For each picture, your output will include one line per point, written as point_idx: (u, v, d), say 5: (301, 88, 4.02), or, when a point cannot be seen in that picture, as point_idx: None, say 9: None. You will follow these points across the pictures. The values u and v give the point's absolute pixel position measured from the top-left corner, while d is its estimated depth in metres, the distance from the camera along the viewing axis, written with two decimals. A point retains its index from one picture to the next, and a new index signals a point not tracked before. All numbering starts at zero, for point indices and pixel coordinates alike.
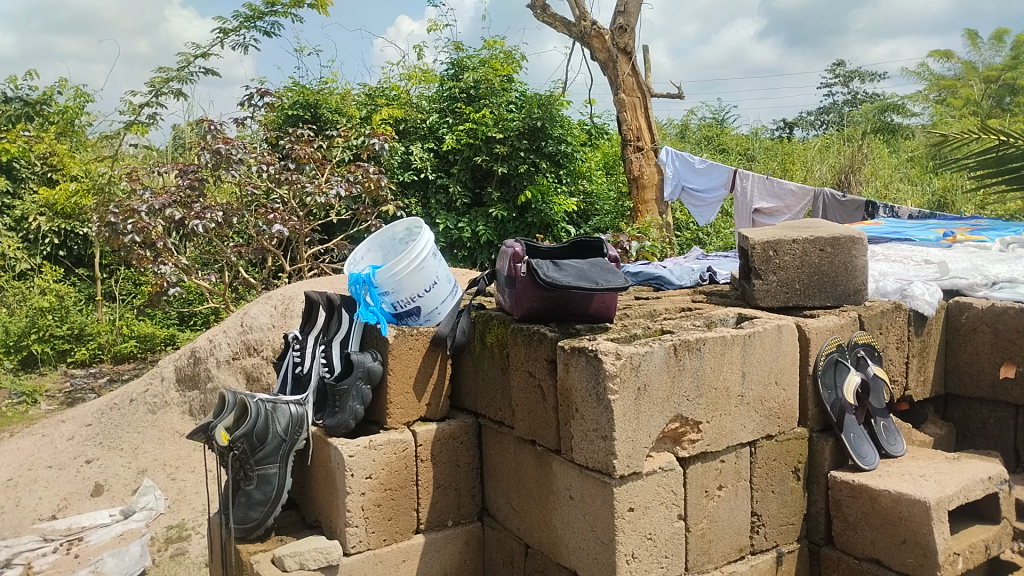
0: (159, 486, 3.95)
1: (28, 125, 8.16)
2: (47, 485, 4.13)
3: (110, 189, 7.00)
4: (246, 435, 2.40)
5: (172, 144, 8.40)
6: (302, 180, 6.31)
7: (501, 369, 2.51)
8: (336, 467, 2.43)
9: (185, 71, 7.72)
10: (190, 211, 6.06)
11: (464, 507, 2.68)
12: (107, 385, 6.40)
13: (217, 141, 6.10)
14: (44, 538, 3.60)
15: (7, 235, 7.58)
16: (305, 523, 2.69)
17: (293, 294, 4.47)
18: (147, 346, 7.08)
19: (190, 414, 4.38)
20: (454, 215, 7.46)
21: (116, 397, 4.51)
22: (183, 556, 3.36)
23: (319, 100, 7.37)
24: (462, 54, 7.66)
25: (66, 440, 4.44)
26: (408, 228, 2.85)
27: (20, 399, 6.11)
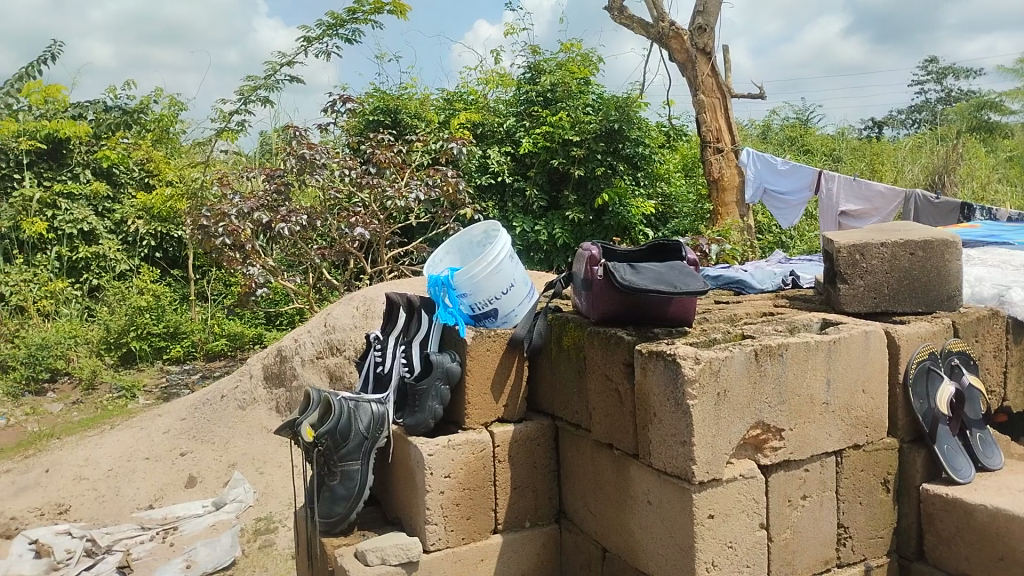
0: (248, 479, 4.10)
1: (127, 133, 8.58)
2: (144, 476, 4.34)
3: (202, 194, 7.32)
4: (330, 431, 2.50)
5: (260, 150, 8.71)
6: (383, 185, 6.45)
7: (577, 372, 2.51)
8: (416, 465, 2.47)
9: (273, 79, 8.01)
10: (276, 215, 6.30)
11: (541, 509, 2.70)
12: (200, 382, 6.68)
13: (303, 146, 6.30)
14: (142, 526, 3.79)
15: (108, 238, 8.01)
16: (386, 520, 2.74)
17: (375, 296, 4.59)
18: (236, 345, 7.37)
19: (277, 411, 4.53)
20: (531, 218, 7.50)
21: (210, 394, 4.74)
22: (271, 548, 3.48)
23: (399, 106, 7.52)
24: (539, 57, 7.69)
25: (162, 434, 4.68)
26: (486, 231, 2.88)
27: (121, 393, 6.45)
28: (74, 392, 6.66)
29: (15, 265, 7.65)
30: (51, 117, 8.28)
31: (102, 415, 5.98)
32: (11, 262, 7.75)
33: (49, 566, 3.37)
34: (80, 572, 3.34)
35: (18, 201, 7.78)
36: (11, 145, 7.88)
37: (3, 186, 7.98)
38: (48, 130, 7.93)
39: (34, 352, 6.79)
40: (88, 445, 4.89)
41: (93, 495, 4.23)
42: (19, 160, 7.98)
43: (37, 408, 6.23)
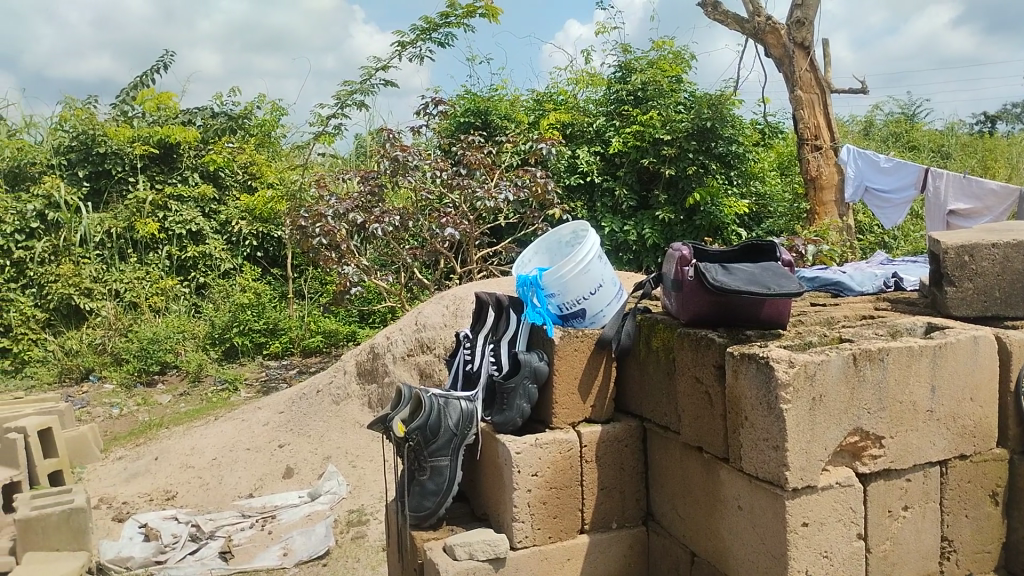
0: (341, 472, 4.23)
1: (232, 137, 8.98)
2: (245, 466, 4.54)
3: (301, 195, 7.62)
4: (420, 428, 2.54)
5: (356, 152, 8.97)
6: (473, 186, 6.53)
7: (667, 374, 2.48)
8: (504, 463, 2.50)
9: (368, 84, 8.23)
10: (371, 215, 6.49)
11: (629, 511, 2.68)
12: (297, 377, 6.94)
13: (396, 148, 6.44)
14: (243, 514, 3.96)
15: (213, 238, 8.40)
16: (475, 516, 2.78)
17: (464, 295, 4.67)
18: (331, 341, 7.62)
19: (369, 406, 4.67)
20: (621, 218, 7.45)
21: (306, 389, 4.96)
22: (363, 539, 3.57)
23: (489, 107, 7.61)
24: (630, 56, 7.63)
25: (262, 426, 4.88)
26: (574, 231, 2.87)
27: (224, 386, 6.76)
28: (181, 384, 7.02)
29: (129, 263, 8.11)
30: (163, 123, 8.74)
31: (207, 406, 6.29)
32: (126, 260, 8.22)
33: (157, 549, 3.56)
34: (185, 556, 3.52)
35: (132, 202, 8.24)
36: (127, 151, 8.35)
37: (118, 189, 8.47)
38: (160, 136, 8.38)
39: (145, 346, 7.18)
40: (193, 435, 5.14)
41: (198, 483, 4.45)
42: (133, 164, 8.45)
43: (148, 398, 6.60)
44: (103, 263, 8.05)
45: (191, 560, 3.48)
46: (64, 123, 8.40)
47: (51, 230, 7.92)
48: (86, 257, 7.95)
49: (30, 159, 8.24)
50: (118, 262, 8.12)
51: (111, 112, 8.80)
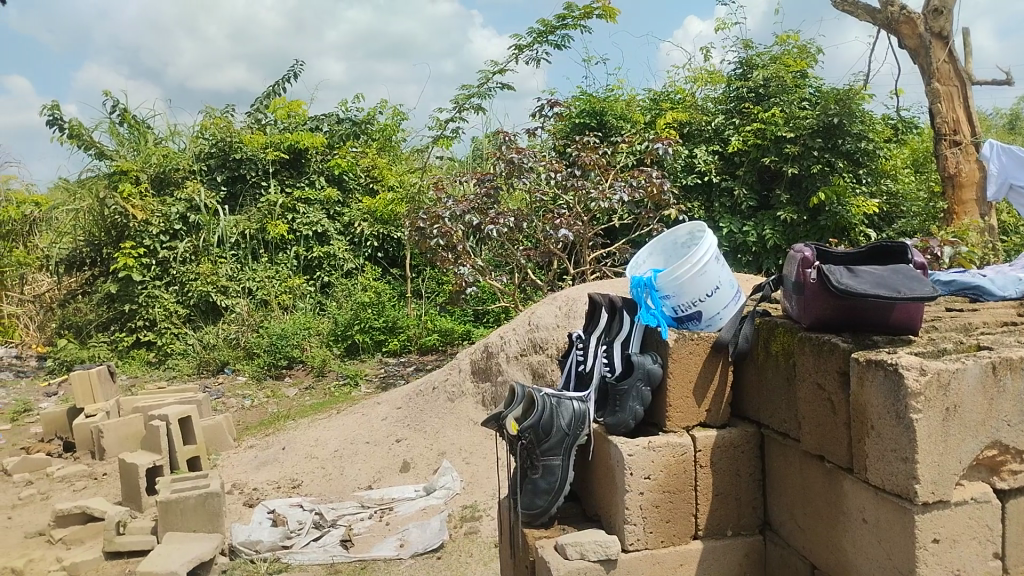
0: (456, 468, 4.32)
1: (355, 142, 9.34)
2: (365, 458, 4.70)
3: (420, 198, 7.89)
4: (533, 426, 2.55)
5: (473, 155, 9.15)
6: (587, 187, 6.51)
7: (787, 379, 2.40)
8: (616, 464, 2.49)
9: (485, 87, 8.39)
10: (486, 216, 6.59)
11: (745, 519, 2.61)
12: (414, 373, 7.15)
13: (511, 151, 6.53)
14: (362, 505, 4.11)
15: (337, 239, 8.77)
16: (586, 516, 2.78)
17: (577, 296, 4.70)
18: (447, 340, 7.80)
19: (483, 404, 4.76)
20: (740, 219, 7.26)
21: (422, 385, 5.13)
22: (476, 535, 3.63)
23: (605, 108, 7.58)
24: (751, 52, 7.40)
25: (381, 421, 5.06)
26: (691, 232, 2.82)
27: (346, 380, 7.05)
28: (307, 377, 7.37)
29: (261, 263, 8.56)
30: (292, 130, 9.20)
31: (330, 400, 6.56)
32: (258, 260, 8.67)
33: (284, 534, 3.75)
34: (308, 542, 3.69)
35: (264, 205, 8.72)
36: (260, 156, 8.81)
37: (252, 193, 8.95)
38: (290, 142, 8.79)
39: (275, 342, 7.58)
40: (317, 427, 5.38)
41: (321, 473, 4.65)
42: (265, 169, 8.91)
43: (276, 391, 6.95)
44: (237, 262, 8.54)
45: (314, 547, 3.65)
46: (204, 131, 8.94)
47: (191, 232, 8.47)
48: (222, 257, 8.46)
49: (174, 165, 8.68)
50: (250, 262, 8.59)
51: (245, 120, 9.31)
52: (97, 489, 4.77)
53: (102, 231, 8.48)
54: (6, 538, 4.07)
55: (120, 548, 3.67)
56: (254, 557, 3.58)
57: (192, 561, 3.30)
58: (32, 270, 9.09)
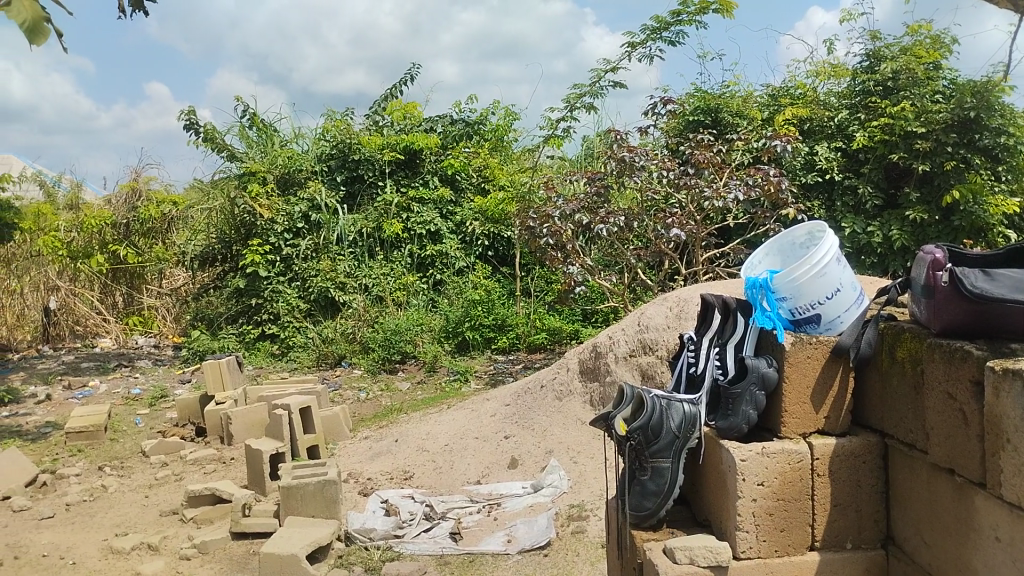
0: (563, 467, 4.32)
1: (468, 143, 9.54)
2: (475, 453, 4.78)
3: (530, 197, 8.07)
4: (643, 428, 2.51)
5: (584, 154, 9.15)
6: (700, 185, 6.37)
7: (913, 387, 2.28)
8: (728, 469, 2.44)
9: (597, 86, 8.38)
10: (596, 216, 6.56)
11: (866, 532, 2.50)
12: (522, 371, 7.24)
13: (623, 149, 6.49)
14: (471, 499, 4.18)
15: (450, 237, 8.99)
16: (695, 521, 2.73)
17: (689, 297, 4.63)
18: (555, 339, 7.87)
19: (591, 404, 4.77)
20: (864, 218, 6.95)
21: (531, 383, 5.19)
22: (583, 534, 3.62)
23: (720, 105, 7.42)
24: (879, 43, 7.05)
25: (490, 416, 5.15)
26: (811, 232, 2.70)
27: (456, 376, 7.21)
28: (419, 372, 7.57)
29: (377, 260, 8.86)
30: (408, 131, 9.46)
31: (441, 395, 6.72)
32: (374, 257, 8.97)
33: (396, 524, 3.87)
34: (419, 532, 3.80)
35: (381, 205, 9.03)
36: (377, 157, 9.11)
37: (369, 193, 9.26)
38: (405, 143, 9.06)
39: (389, 337, 7.82)
40: (428, 421, 5.52)
41: (432, 466, 4.77)
42: (382, 169, 9.20)
43: (390, 385, 7.17)
44: (354, 260, 8.86)
45: (424, 537, 3.75)
46: (325, 133, 9.31)
47: (313, 230, 8.85)
48: (340, 255, 8.80)
49: (298, 166, 9.08)
50: (367, 259, 8.86)
51: (364, 122, 9.66)
52: (225, 472, 5.06)
53: (233, 229, 9.02)
54: (145, 515, 4.38)
55: (246, 529, 3.90)
56: (368, 544, 3.71)
57: (312, 545, 3.46)
58: (169, 265, 9.74)
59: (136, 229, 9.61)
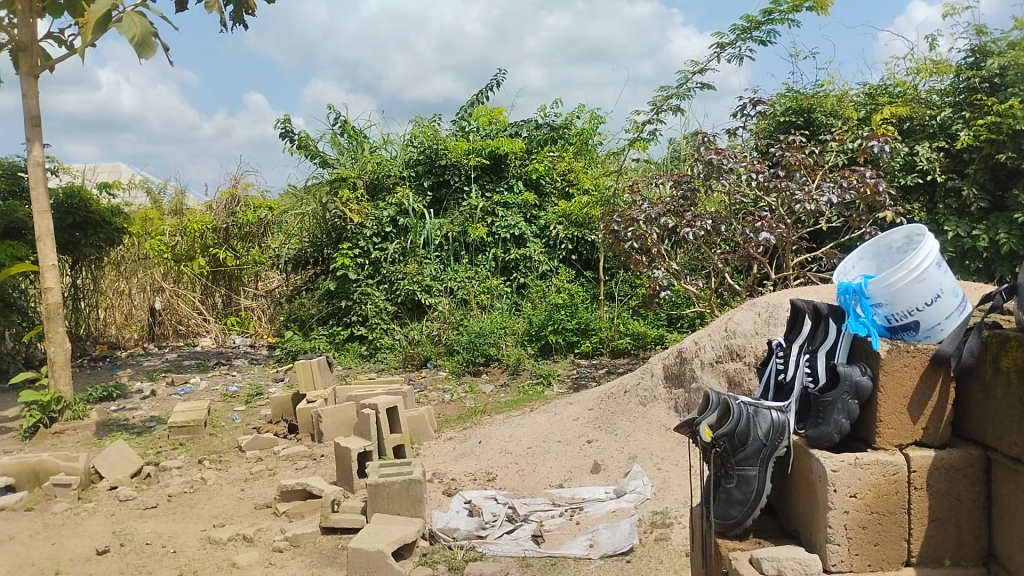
0: (647, 473, 4.28)
1: (553, 147, 9.77)
2: (557, 457, 4.78)
3: (614, 200, 8.07)
4: (728, 435, 2.48)
5: (671, 156, 9.04)
6: (791, 188, 6.21)
7: (1019, 399, 2.17)
8: (818, 479, 2.37)
9: (684, 88, 8.28)
10: (682, 219, 6.46)
11: (966, 549, 2.38)
12: (605, 376, 7.21)
13: (710, 152, 6.38)
14: (554, 502, 4.19)
15: (534, 241, 9.05)
16: (784, 532, 2.66)
17: (778, 302, 4.52)
18: (639, 344, 7.84)
19: (675, 411, 4.71)
20: (968, 222, 6.61)
21: (614, 388, 5.17)
22: (666, 541, 3.58)
23: (813, 105, 7.21)
24: (985, 38, 6.71)
25: (573, 420, 5.15)
26: (908, 236, 2.59)
27: (539, 380, 7.23)
28: (502, 375, 7.62)
29: (463, 264, 8.98)
30: (493, 136, 9.57)
31: (525, 398, 6.75)
32: (460, 261, 9.10)
33: (479, 524, 3.91)
34: (502, 534, 3.83)
35: (466, 209, 9.16)
36: (463, 162, 9.25)
37: (455, 198, 9.41)
38: (491, 148, 9.17)
39: (473, 339, 7.89)
40: (512, 424, 5.56)
41: (515, 468, 4.79)
42: (468, 174, 9.34)
43: (474, 387, 7.24)
44: (440, 263, 8.99)
45: (507, 539, 3.78)
46: (413, 139, 9.50)
47: (400, 234, 9.03)
48: (427, 258, 8.95)
49: (386, 172, 9.29)
50: (453, 263, 9.01)
51: (451, 128, 9.82)
52: (315, 468, 5.23)
53: (324, 233, 9.31)
54: (240, 507, 4.57)
55: (335, 524, 4.01)
56: (452, 543, 3.76)
57: (397, 542, 3.53)
58: (265, 268, 10.13)
59: (235, 233, 10.04)
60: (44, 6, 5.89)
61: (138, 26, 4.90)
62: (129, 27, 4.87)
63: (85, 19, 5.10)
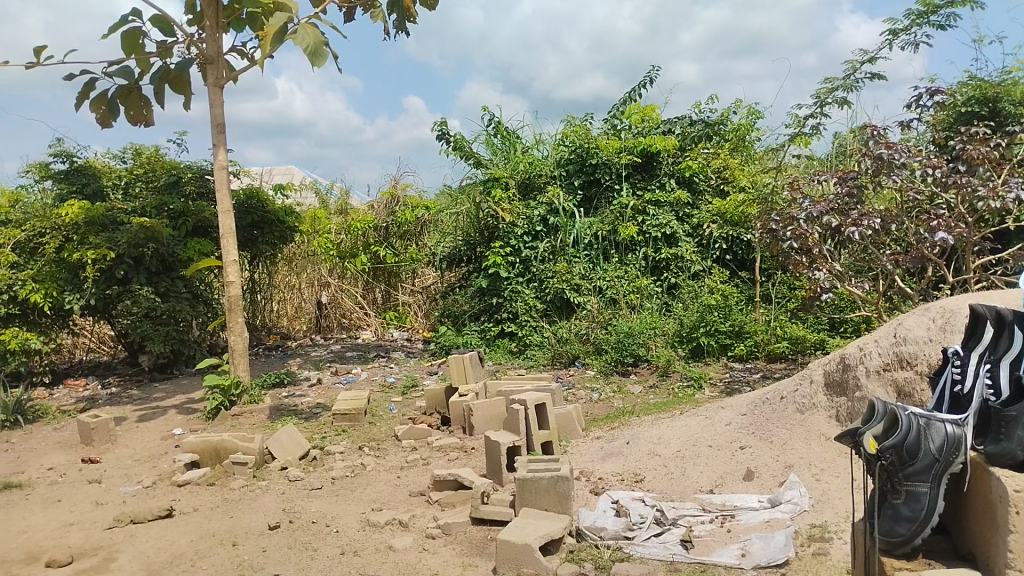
0: (804, 483, 4.08)
1: (708, 144, 9.55)
2: (708, 461, 4.66)
3: (773, 198, 7.78)
4: (896, 447, 2.33)
5: (835, 152, 8.61)
6: (973, 184, 5.77)
7: None
8: (998, 499, 2.19)
9: (852, 79, 7.84)
10: (847, 218, 6.10)
11: None
12: (761, 381, 6.97)
13: (880, 146, 5.98)
14: (703, 508, 4.10)
15: (687, 240, 8.94)
16: (957, 554, 2.47)
17: (956, 307, 4.21)
18: (798, 348, 7.60)
19: (837, 420, 4.47)
20: None
21: (770, 393, 4.98)
22: (825, 556, 3.39)
23: (1000, 93, 6.62)
24: None
25: (725, 425, 5.00)
26: None
27: (690, 382, 7.07)
28: (652, 375, 7.52)
29: (612, 262, 8.93)
30: (646, 134, 9.51)
31: (674, 400, 6.63)
32: (609, 260, 9.05)
33: (626, 525, 3.89)
34: (650, 536, 3.79)
35: (617, 208, 9.12)
36: (615, 161, 9.22)
37: (606, 196, 9.39)
38: (643, 146, 9.13)
39: (622, 339, 7.79)
40: (660, 426, 5.48)
41: (664, 471, 4.71)
42: (619, 173, 9.30)
43: (622, 387, 7.19)
44: (590, 262, 8.96)
45: (654, 542, 3.74)
46: (565, 138, 9.54)
47: (551, 233, 9.11)
48: (577, 257, 8.94)
49: (538, 172, 9.41)
50: (602, 262, 8.96)
51: (603, 126, 9.81)
52: (467, 460, 5.39)
53: (477, 232, 9.57)
54: (397, 493, 4.79)
55: (484, 515, 4.12)
56: (598, 543, 3.77)
57: (545, 537, 3.58)
58: (421, 265, 10.55)
59: (394, 232, 10.53)
60: (229, 21, 6.40)
61: (311, 37, 5.23)
62: (303, 38, 5.21)
63: (265, 33, 5.49)
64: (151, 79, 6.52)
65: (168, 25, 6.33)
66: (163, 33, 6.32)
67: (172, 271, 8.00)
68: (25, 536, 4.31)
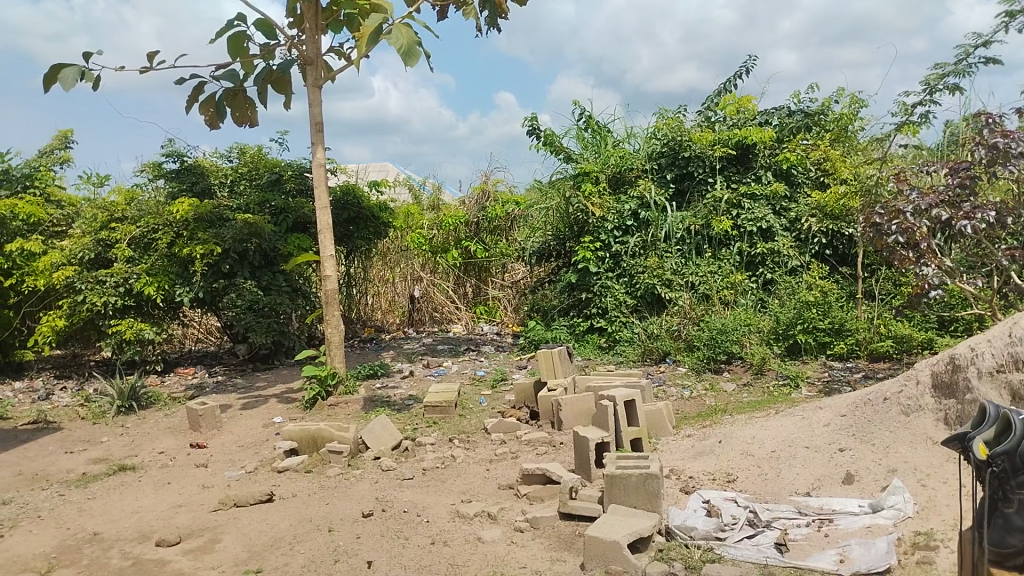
0: (909, 489, 3.90)
1: (807, 135, 9.24)
2: (804, 463, 4.50)
3: (876, 190, 7.44)
4: (1008, 454, 2.18)
5: (945, 141, 8.20)
6: None
7: None
8: None
9: (965, 64, 7.43)
10: (959, 211, 5.79)
11: None
12: (862, 381, 6.69)
13: (995, 135, 5.66)
14: (800, 511, 3.97)
15: (784, 235, 8.74)
16: None
17: None
18: (903, 348, 7.23)
19: (945, 423, 4.25)
20: None
21: (871, 394, 4.76)
22: (930, 566, 3.24)
23: None
24: None
25: (823, 426, 4.81)
26: None
27: (786, 381, 6.88)
28: (745, 374, 7.32)
29: (705, 258, 8.79)
30: (741, 125, 9.25)
31: (769, 399, 6.44)
32: (702, 255, 8.91)
33: (718, 526, 3.80)
34: (743, 538, 3.70)
35: (710, 202, 8.93)
36: (708, 154, 9.03)
37: (699, 189, 9.19)
38: (738, 138, 8.90)
39: (715, 337, 7.60)
40: (755, 425, 5.34)
41: (758, 471, 4.58)
42: (713, 166, 9.11)
43: (715, 384, 7.05)
44: (682, 257, 8.83)
45: (747, 544, 3.65)
46: (657, 132, 9.40)
47: (642, 227, 8.98)
48: (668, 252, 8.82)
49: (629, 165, 9.31)
50: (695, 257, 8.83)
51: (696, 119, 9.61)
52: (555, 455, 5.39)
53: (567, 227, 9.52)
54: (485, 486, 4.83)
55: (572, 511, 4.12)
56: (688, 542, 3.71)
57: (633, 535, 3.55)
58: (511, 260, 10.64)
59: (485, 226, 10.64)
60: (327, 23, 6.58)
61: (404, 36, 5.32)
62: (398, 38, 5.32)
63: (361, 34, 5.63)
64: (255, 80, 6.78)
65: (270, 28, 6.57)
66: (266, 37, 6.55)
67: (273, 265, 8.33)
68: (138, 516, 4.58)
